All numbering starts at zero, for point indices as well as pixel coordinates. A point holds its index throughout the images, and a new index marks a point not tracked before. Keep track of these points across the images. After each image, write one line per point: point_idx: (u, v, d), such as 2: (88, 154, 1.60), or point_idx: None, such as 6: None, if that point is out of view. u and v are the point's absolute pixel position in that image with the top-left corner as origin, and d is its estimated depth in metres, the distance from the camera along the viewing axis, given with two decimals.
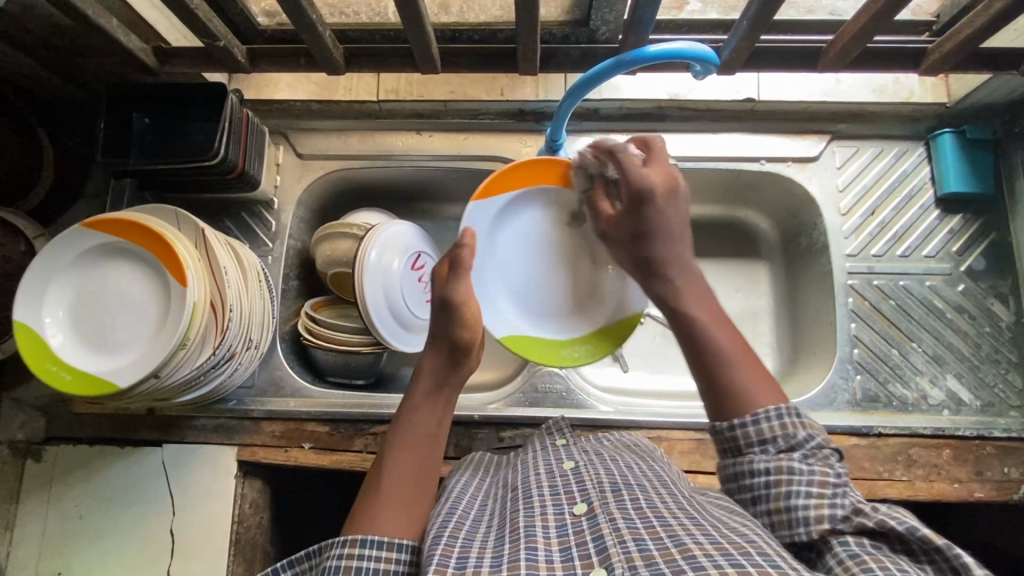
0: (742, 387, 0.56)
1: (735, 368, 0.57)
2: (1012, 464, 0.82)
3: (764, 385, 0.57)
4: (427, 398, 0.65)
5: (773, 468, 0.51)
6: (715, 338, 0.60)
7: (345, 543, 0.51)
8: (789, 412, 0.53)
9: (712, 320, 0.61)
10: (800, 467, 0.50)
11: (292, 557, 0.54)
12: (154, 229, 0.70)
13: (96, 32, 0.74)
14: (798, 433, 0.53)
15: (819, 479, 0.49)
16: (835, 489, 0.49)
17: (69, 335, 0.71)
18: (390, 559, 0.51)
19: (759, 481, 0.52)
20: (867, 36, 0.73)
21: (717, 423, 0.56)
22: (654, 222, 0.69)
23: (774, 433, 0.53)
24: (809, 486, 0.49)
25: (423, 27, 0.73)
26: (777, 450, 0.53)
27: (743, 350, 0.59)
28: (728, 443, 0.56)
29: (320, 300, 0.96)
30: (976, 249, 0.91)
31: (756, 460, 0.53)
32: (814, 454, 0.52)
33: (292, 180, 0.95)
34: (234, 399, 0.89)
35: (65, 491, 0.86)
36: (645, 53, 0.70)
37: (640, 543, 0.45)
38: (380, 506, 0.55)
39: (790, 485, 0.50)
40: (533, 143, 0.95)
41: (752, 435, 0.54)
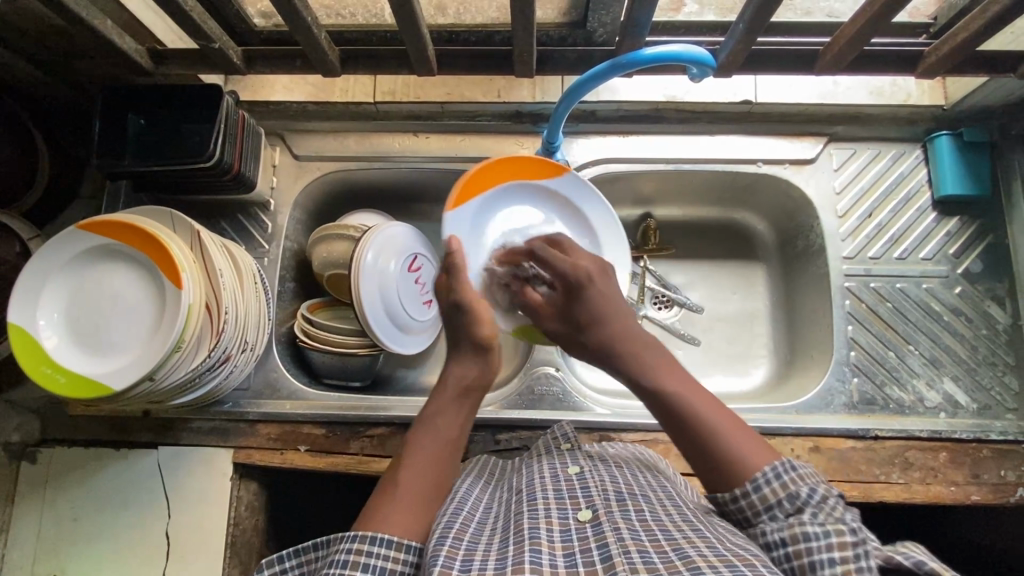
0: (734, 453, 0.56)
1: (720, 438, 0.57)
2: (1008, 467, 0.82)
3: (750, 445, 0.57)
4: (451, 403, 0.66)
5: (788, 538, 0.48)
6: (695, 410, 0.60)
7: (354, 539, 0.51)
8: (786, 468, 0.53)
9: (683, 392, 0.62)
10: (815, 532, 0.47)
11: (298, 547, 0.55)
12: (149, 231, 0.70)
13: (91, 33, 0.74)
14: (801, 491, 0.52)
15: (836, 541, 0.46)
16: (856, 547, 0.45)
17: (64, 337, 0.71)
18: (398, 560, 0.50)
19: (778, 553, 0.49)
20: (863, 39, 0.73)
21: (716, 496, 0.56)
22: (592, 308, 0.71)
23: (777, 495, 0.52)
24: (829, 550, 0.45)
25: (419, 30, 0.73)
26: (785, 514, 0.51)
27: (726, 416, 0.59)
28: (737, 514, 0.55)
29: (317, 302, 0.96)
30: (973, 251, 0.91)
31: (770, 530, 0.50)
32: (822, 508, 0.50)
33: (288, 181, 0.95)
34: (230, 401, 0.88)
35: (60, 493, 0.86)
36: (641, 56, 0.70)
37: (645, 556, 0.44)
38: (393, 503, 0.56)
39: (810, 555, 0.46)
40: (530, 145, 0.95)
41: (756, 503, 0.53)
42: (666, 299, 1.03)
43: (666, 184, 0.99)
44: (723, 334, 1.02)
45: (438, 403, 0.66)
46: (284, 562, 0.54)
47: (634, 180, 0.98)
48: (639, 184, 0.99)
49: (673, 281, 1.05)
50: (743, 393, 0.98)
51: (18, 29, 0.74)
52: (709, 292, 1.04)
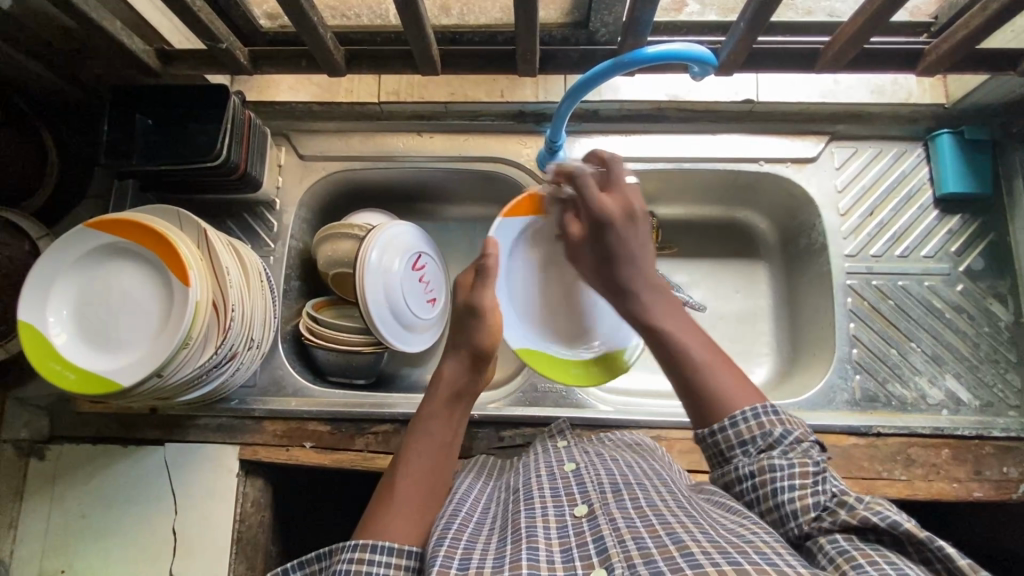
0: (717, 382, 0.59)
1: (707, 372, 0.60)
2: (1010, 464, 0.83)
3: (739, 387, 0.59)
4: (441, 408, 0.67)
5: (756, 470, 0.54)
6: (687, 347, 0.62)
7: (356, 547, 0.51)
8: (765, 411, 0.56)
9: (683, 334, 0.63)
10: (781, 465, 0.52)
11: (302, 558, 0.55)
12: (157, 229, 0.71)
13: (99, 34, 0.75)
14: (775, 431, 0.55)
15: (800, 471, 0.51)
16: (817, 476, 0.51)
17: (73, 335, 0.72)
18: (401, 565, 0.51)
19: (747, 485, 0.54)
20: (864, 37, 0.73)
21: (701, 433, 0.59)
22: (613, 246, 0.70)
23: (752, 432, 0.56)
24: (790, 479, 0.51)
25: (423, 31, 0.74)
26: (756, 451, 0.55)
27: (718, 358, 0.61)
28: (711, 449, 0.58)
29: (321, 300, 0.96)
30: (974, 249, 0.92)
31: (741, 465, 0.55)
32: (794, 448, 0.54)
33: (294, 181, 0.96)
34: (236, 399, 0.89)
35: (68, 489, 0.87)
36: (643, 54, 0.70)
37: (639, 542, 0.45)
38: (392, 508, 0.56)
39: (774, 483, 0.52)
40: (533, 144, 0.96)
41: (733, 438, 0.56)
42: None
43: (668, 183, 1.00)
44: (725, 332, 1.02)
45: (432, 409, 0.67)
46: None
47: (636, 179, 0.98)
48: (642, 183, 1.00)
49: (675, 279, 1.05)
50: None
51: (27, 30, 0.75)
52: (711, 291, 1.04)
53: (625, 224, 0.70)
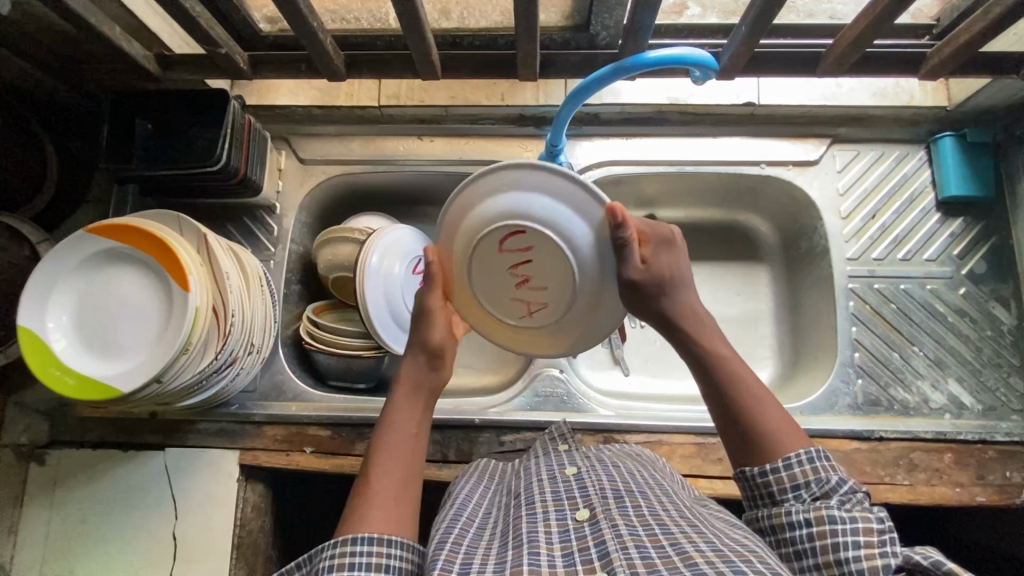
0: (767, 429, 0.58)
1: (759, 411, 0.59)
2: (1014, 468, 0.82)
3: (788, 430, 0.58)
4: (407, 404, 0.62)
5: (813, 519, 0.51)
6: (746, 386, 0.60)
7: (337, 543, 0.50)
8: (819, 455, 0.55)
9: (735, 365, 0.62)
10: (842, 516, 0.50)
11: (285, 569, 0.53)
12: (157, 235, 0.70)
13: (99, 40, 0.74)
14: (832, 478, 0.53)
15: (863, 527, 0.49)
16: (882, 535, 0.48)
17: (73, 341, 0.72)
18: (382, 554, 0.49)
19: (800, 533, 0.51)
20: (866, 41, 0.73)
21: (744, 470, 0.57)
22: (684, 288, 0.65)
23: (806, 477, 0.54)
24: (854, 534, 0.48)
25: (424, 36, 0.74)
26: (811, 497, 0.53)
27: (772, 404, 0.60)
28: (759, 489, 0.57)
29: (321, 304, 0.96)
30: (977, 252, 0.91)
31: (794, 511, 0.52)
32: (850, 499, 0.53)
33: (293, 185, 0.96)
34: (236, 404, 0.89)
35: (68, 494, 0.87)
36: (644, 58, 0.70)
37: (642, 551, 0.45)
38: (367, 503, 0.54)
39: (835, 536, 0.49)
40: (533, 147, 0.95)
41: (784, 480, 0.55)
42: None
43: (669, 185, 0.99)
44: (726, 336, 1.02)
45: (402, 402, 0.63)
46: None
47: (637, 182, 0.98)
48: (643, 187, 0.99)
49: None
50: None
51: (26, 35, 0.75)
52: (712, 294, 1.04)
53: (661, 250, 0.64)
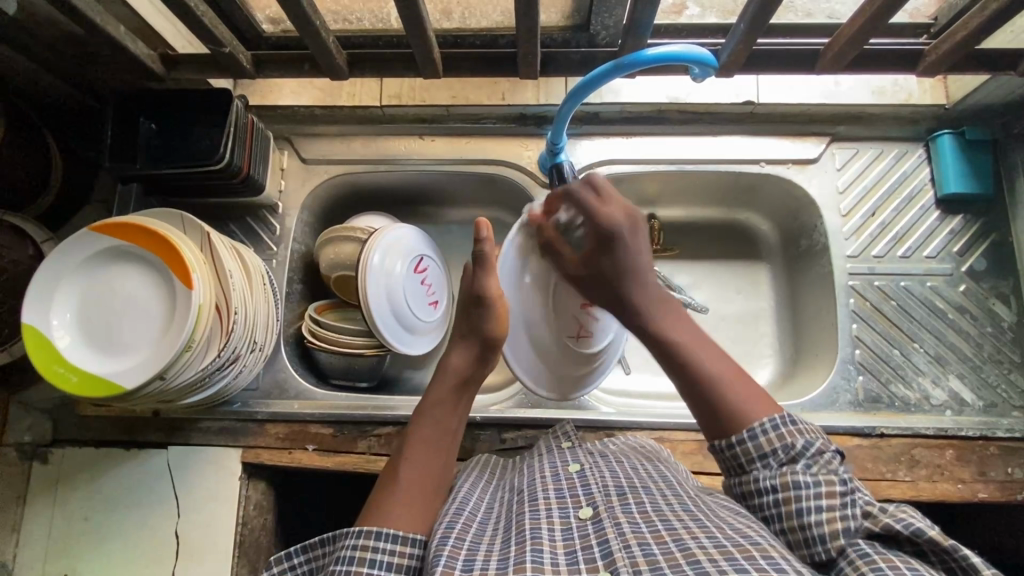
0: (740, 404, 0.59)
1: (724, 383, 0.61)
2: (1015, 464, 0.82)
3: (757, 399, 0.60)
4: (449, 397, 0.67)
5: (779, 485, 0.53)
6: (703, 361, 0.63)
7: (360, 535, 0.51)
8: (784, 421, 0.57)
9: (692, 342, 0.64)
10: (806, 481, 0.52)
11: (306, 543, 0.56)
12: (161, 233, 0.71)
13: (104, 39, 0.75)
14: (798, 442, 0.55)
15: (826, 490, 0.51)
16: (844, 497, 0.50)
17: (75, 337, 0.72)
18: (405, 553, 0.51)
19: (768, 499, 0.54)
20: (863, 38, 0.73)
21: (716, 443, 0.59)
22: (624, 263, 0.70)
23: (772, 445, 0.56)
24: (817, 498, 0.51)
25: (425, 34, 0.74)
26: (778, 463, 0.55)
27: (735, 371, 0.62)
28: (729, 461, 0.59)
29: (323, 303, 0.97)
30: (977, 249, 0.92)
31: (762, 478, 0.55)
32: (817, 460, 0.54)
33: (296, 185, 0.96)
34: (239, 402, 0.89)
35: (72, 493, 0.87)
36: (643, 57, 0.71)
37: (644, 548, 0.45)
38: (396, 499, 0.57)
39: (798, 502, 0.52)
40: (534, 147, 0.96)
41: (751, 450, 0.57)
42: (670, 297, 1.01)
43: (669, 184, 0.99)
44: (727, 334, 1.02)
45: (437, 395, 0.67)
46: (292, 559, 0.56)
47: (638, 181, 0.98)
48: (643, 185, 1.00)
49: (677, 281, 1.05)
50: None
51: (32, 35, 0.76)
52: (713, 293, 1.04)
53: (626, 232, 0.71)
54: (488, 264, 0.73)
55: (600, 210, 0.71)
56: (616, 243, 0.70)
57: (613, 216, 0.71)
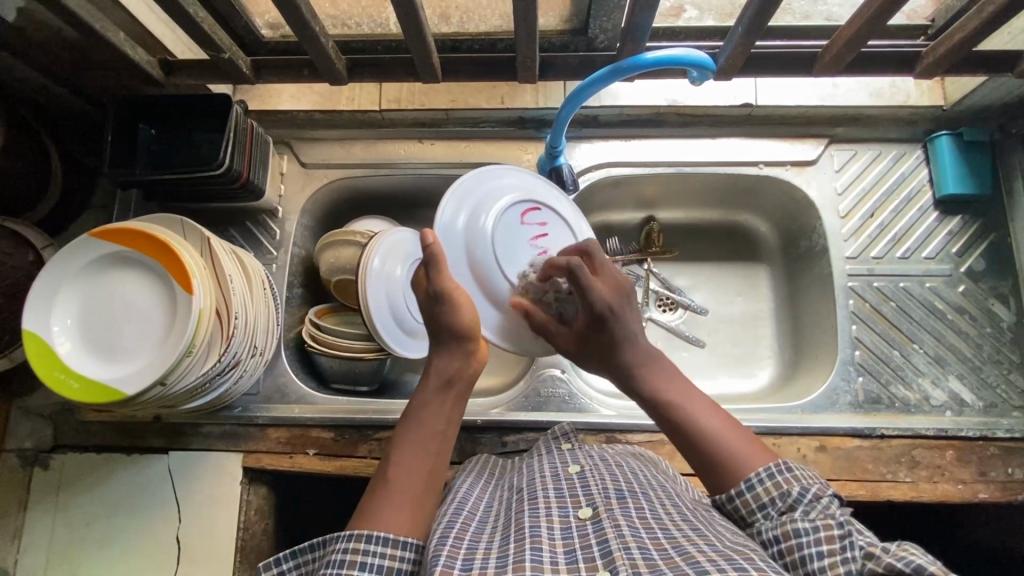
0: (736, 463, 0.59)
1: (723, 447, 0.60)
2: (1015, 465, 0.82)
3: (750, 452, 0.60)
4: (435, 396, 0.65)
5: (781, 535, 0.51)
6: (701, 426, 0.62)
7: (350, 538, 0.51)
8: (780, 469, 0.56)
9: (686, 402, 0.64)
10: (805, 528, 0.50)
11: (296, 549, 0.56)
12: (162, 238, 0.71)
13: (104, 45, 0.75)
14: (793, 490, 0.54)
15: (824, 535, 0.49)
16: (843, 540, 0.48)
17: (76, 344, 0.72)
18: (394, 557, 0.51)
19: (771, 549, 0.52)
20: (861, 40, 0.73)
21: (718, 498, 0.59)
22: (618, 333, 0.69)
23: (770, 493, 0.55)
24: (817, 543, 0.49)
25: (424, 39, 0.74)
26: (778, 512, 0.54)
27: (725, 424, 0.62)
28: (733, 514, 0.58)
29: (323, 308, 0.97)
30: (976, 250, 0.92)
31: (764, 529, 0.53)
32: (814, 507, 0.53)
33: (295, 189, 0.96)
34: (239, 406, 0.89)
35: (73, 499, 0.87)
36: (641, 60, 0.71)
37: (644, 552, 0.45)
38: (385, 501, 0.56)
39: (801, 549, 0.50)
40: (533, 150, 0.97)
41: (750, 501, 0.56)
42: (669, 300, 1.03)
43: (669, 186, 1.00)
44: (727, 335, 1.02)
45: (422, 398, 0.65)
46: (281, 565, 0.56)
47: (636, 184, 0.99)
48: (641, 188, 1.00)
49: (676, 283, 1.05)
50: (747, 395, 0.98)
51: (32, 42, 0.76)
52: (712, 295, 1.04)
53: (619, 302, 0.71)
54: (443, 261, 0.70)
55: (589, 286, 0.70)
56: (608, 313, 0.70)
57: (604, 291, 0.70)
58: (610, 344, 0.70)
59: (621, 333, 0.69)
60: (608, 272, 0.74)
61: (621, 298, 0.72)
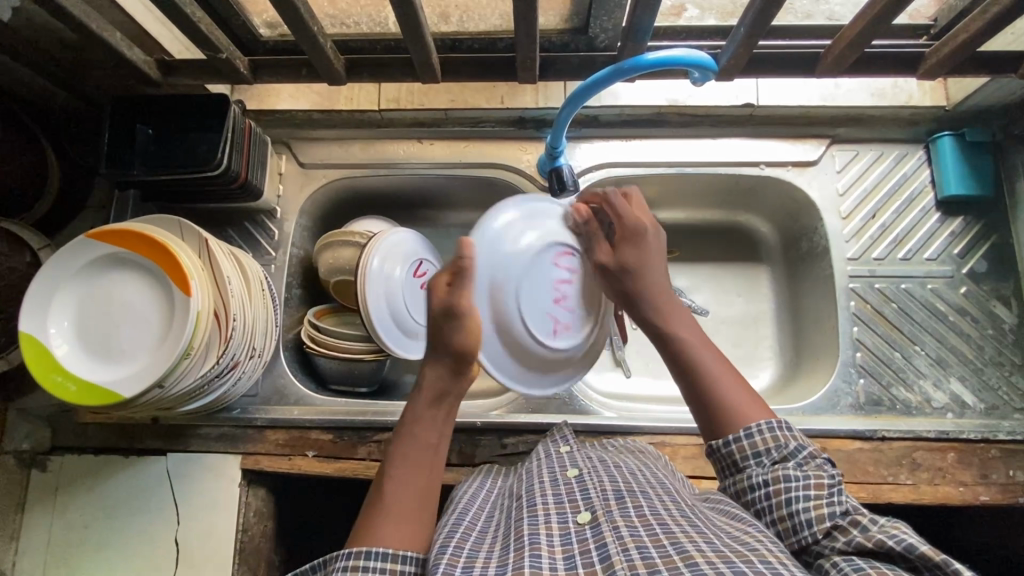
0: (733, 406, 0.60)
1: (721, 387, 0.62)
2: (1017, 467, 0.82)
3: (751, 404, 0.60)
4: (428, 410, 0.64)
5: (771, 480, 0.54)
6: (704, 364, 0.63)
7: (350, 555, 0.51)
8: (780, 424, 0.57)
9: (698, 346, 0.65)
10: (796, 475, 0.53)
11: (298, 571, 0.55)
12: (160, 240, 0.70)
13: (100, 46, 0.75)
14: (790, 444, 0.56)
15: (814, 483, 0.52)
16: (831, 488, 0.52)
17: (74, 346, 0.72)
18: (395, 570, 0.51)
19: (759, 494, 0.55)
20: (864, 40, 0.73)
21: (714, 445, 0.59)
22: (640, 266, 0.70)
23: (766, 444, 0.57)
24: (806, 490, 0.52)
25: (422, 38, 0.74)
26: (770, 462, 0.56)
27: (731, 372, 0.63)
28: (724, 458, 0.59)
29: (322, 309, 0.97)
30: (977, 251, 0.91)
31: (754, 474, 0.55)
32: (807, 463, 0.55)
33: (294, 190, 0.96)
34: (237, 408, 0.89)
35: (71, 500, 0.87)
36: (643, 61, 0.71)
37: (643, 551, 0.45)
38: (382, 517, 0.56)
39: (789, 494, 0.52)
40: (533, 150, 0.96)
41: (746, 448, 0.57)
42: None
43: (669, 186, 0.99)
44: (728, 336, 1.02)
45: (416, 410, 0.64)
46: None
47: (637, 184, 0.98)
48: (641, 189, 1.00)
49: (676, 283, 1.05)
50: None
51: (27, 41, 0.75)
52: (713, 295, 1.04)
53: (650, 239, 0.71)
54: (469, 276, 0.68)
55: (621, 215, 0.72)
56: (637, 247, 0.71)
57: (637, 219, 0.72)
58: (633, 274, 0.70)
59: (643, 268, 0.70)
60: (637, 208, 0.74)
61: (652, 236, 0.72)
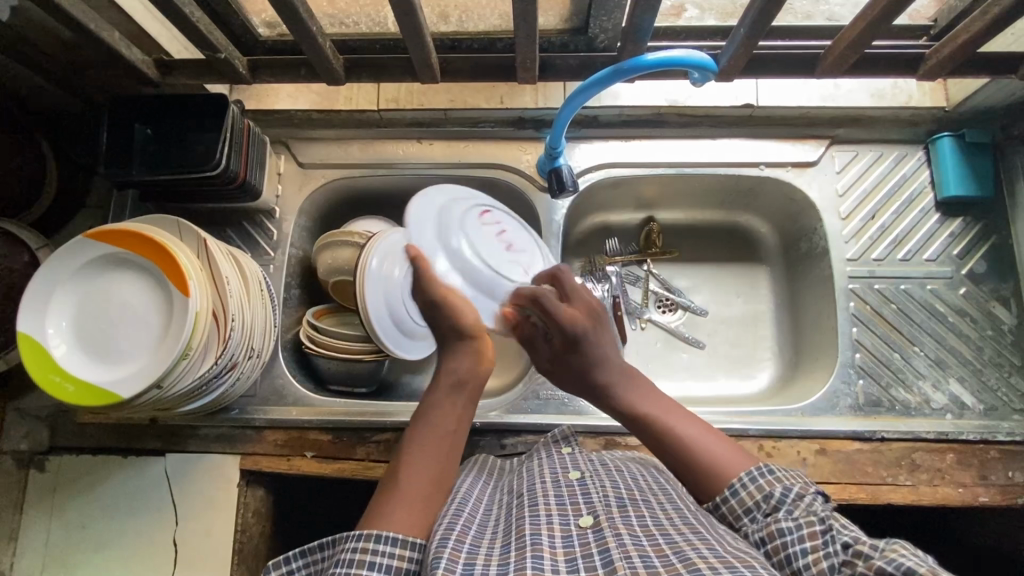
0: (715, 463, 0.62)
1: (698, 451, 0.63)
2: (1016, 468, 0.82)
3: (728, 453, 0.62)
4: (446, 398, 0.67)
5: (766, 536, 0.53)
6: (677, 434, 0.65)
7: (360, 538, 0.51)
8: (763, 472, 0.58)
9: (664, 415, 0.67)
10: (789, 527, 0.51)
11: (304, 547, 0.55)
12: (158, 240, 0.70)
13: (98, 45, 0.74)
14: (775, 491, 0.55)
15: (807, 532, 0.50)
16: (825, 535, 0.49)
17: (72, 346, 0.72)
18: (404, 556, 0.51)
19: (759, 552, 0.53)
20: (865, 42, 0.73)
21: (713, 504, 0.60)
22: (595, 356, 0.71)
23: (754, 497, 0.57)
24: (801, 542, 0.50)
25: (422, 38, 0.73)
26: (762, 515, 0.55)
27: (703, 431, 0.65)
28: (722, 520, 0.59)
29: (321, 309, 0.96)
30: (977, 252, 0.91)
31: (751, 531, 0.55)
32: (797, 505, 0.54)
33: (292, 190, 0.96)
34: (236, 408, 0.89)
35: (69, 500, 0.86)
36: (643, 61, 0.71)
37: (645, 560, 0.45)
38: (397, 500, 0.57)
39: (786, 549, 0.51)
40: (532, 150, 0.96)
41: (736, 507, 0.58)
42: (669, 301, 1.03)
43: (668, 186, 0.99)
44: (727, 337, 1.02)
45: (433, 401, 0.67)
46: (290, 563, 0.55)
47: (636, 185, 0.98)
48: (641, 189, 1.00)
49: (676, 284, 1.05)
50: (747, 397, 0.98)
51: (24, 41, 0.75)
52: (712, 296, 1.04)
53: (595, 327, 0.72)
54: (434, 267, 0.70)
55: (561, 316, 0.70)
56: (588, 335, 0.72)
57: (579, 316, 0.71)
58: (587, 364, 0.72)
59: (596, 357, 0.71)
60: (579, 297, 0.73)
61: (596, 323, 0.73)
